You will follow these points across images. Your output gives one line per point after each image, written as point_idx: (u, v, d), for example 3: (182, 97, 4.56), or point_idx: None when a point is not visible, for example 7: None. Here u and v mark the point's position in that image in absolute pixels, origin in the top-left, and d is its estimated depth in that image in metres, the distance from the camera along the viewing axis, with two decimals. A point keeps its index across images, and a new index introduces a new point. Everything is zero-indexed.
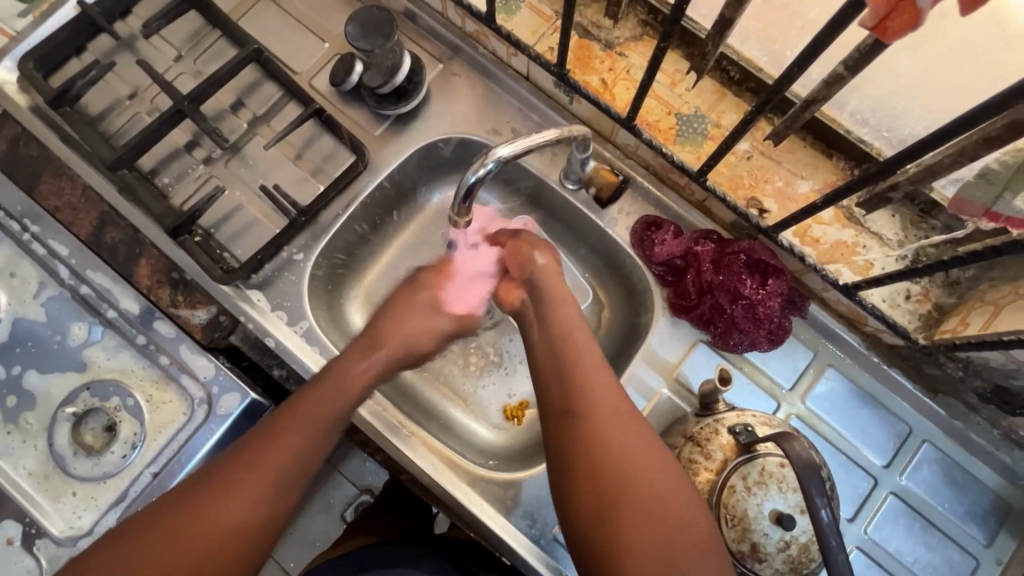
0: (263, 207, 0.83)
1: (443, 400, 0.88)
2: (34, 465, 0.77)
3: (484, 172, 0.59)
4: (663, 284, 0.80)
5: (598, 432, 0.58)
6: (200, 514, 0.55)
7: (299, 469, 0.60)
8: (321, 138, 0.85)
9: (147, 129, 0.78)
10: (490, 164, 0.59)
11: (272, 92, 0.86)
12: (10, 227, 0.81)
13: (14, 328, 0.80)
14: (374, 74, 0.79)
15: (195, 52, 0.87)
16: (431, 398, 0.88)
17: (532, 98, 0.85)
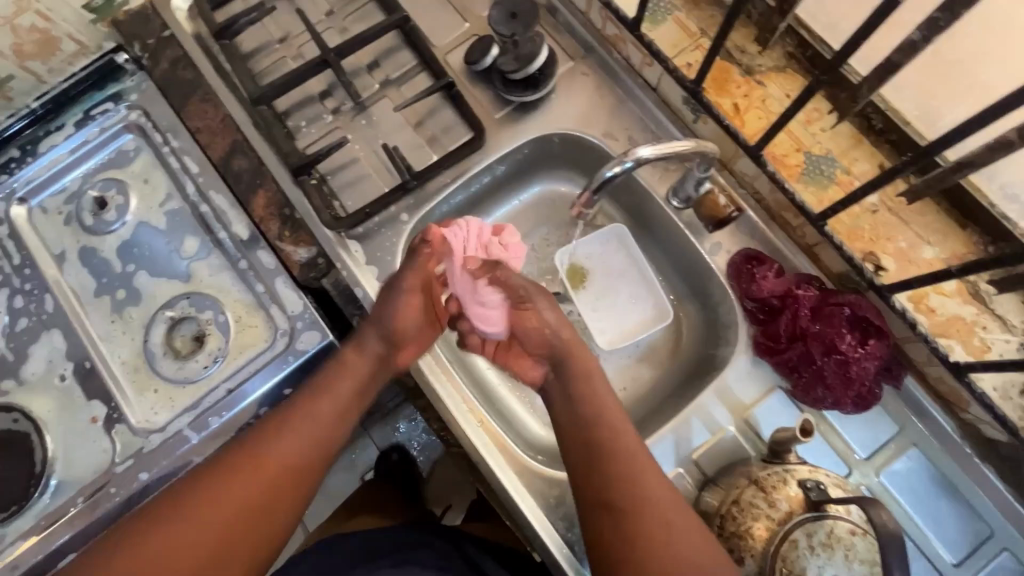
0: (378, 164, 0.87)
1: (497, 379, 0.90)
2: (127, 356, 0.83)
3: (621, 169, 0.68)
4: (753, 321, 0.77)
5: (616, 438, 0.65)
6: (270, 457, 0.63)
7: (346, 406, 0.68)
8: (443, 111, 0.87)
9: (293, 72, 0.83)
10: (628, 162, 0.67)
11: (407, 60, 0.89)
12: (154, 138, 0.89)
13: (136, 230, 0.88)
14: (509, 60, 0.82)
15: (346, 10, 0.92)
16: (489, 376, 0.90)
17: (657, 111, 0.85)
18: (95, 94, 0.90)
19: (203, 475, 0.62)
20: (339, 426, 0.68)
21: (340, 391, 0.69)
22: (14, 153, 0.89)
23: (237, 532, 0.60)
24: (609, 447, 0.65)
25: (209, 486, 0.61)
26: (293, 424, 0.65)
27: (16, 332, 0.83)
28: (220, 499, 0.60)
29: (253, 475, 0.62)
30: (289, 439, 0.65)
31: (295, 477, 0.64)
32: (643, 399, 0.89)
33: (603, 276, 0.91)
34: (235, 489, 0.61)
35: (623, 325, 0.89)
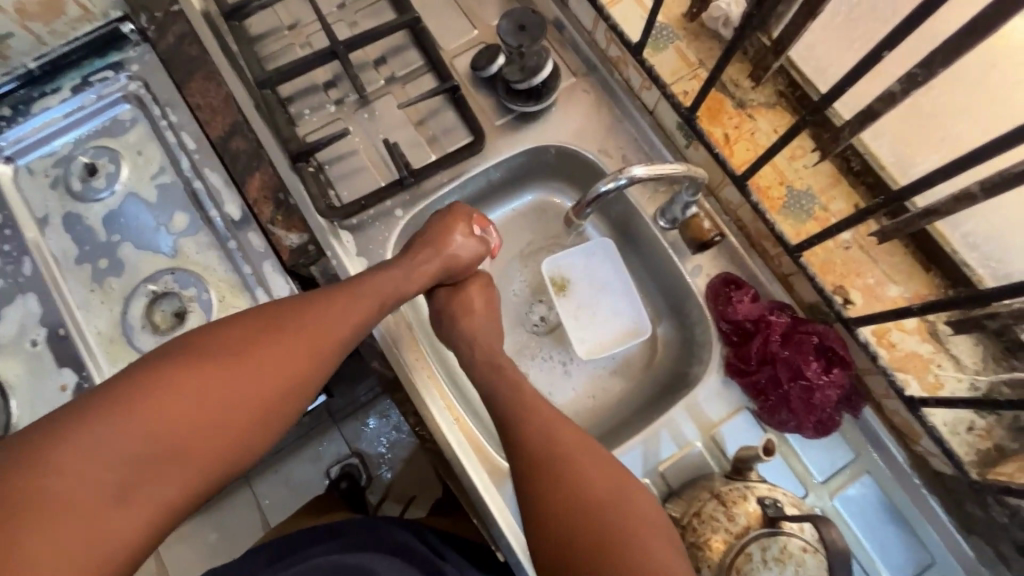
0: (376, 158, 0.88)
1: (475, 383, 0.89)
2: (104, 326, 0.82)
3: (615, 185, 0.70)
4: (726, 342, 0.80)
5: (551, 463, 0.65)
6: (246, 370, 0.60)
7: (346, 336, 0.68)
8: (445, 113, 0.89)
9: (300, 60, 0.84)
10: (622, 179, 0.70)
11: (414, 59, 0.91)
12: (153, 112, 0.89)
13: (125, 200, 0.87)
14: (514, 69, 0.84)
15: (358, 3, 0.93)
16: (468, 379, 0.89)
17: (651, 134, 0.88)
18: (96, 62, 0.89)
19: (166, 359, 0.58)
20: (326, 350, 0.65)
21: (339, 314, 0.68)
22: (5, 111, 0.87)
23: (210, 444, 0.57)
24: (579, 462, 0.64)
25: (176, 375, 0.57)
26: (273, 346, 0.62)
27: None
28: (185, 399, 0.56)
29: (240, 376, 0.59)
30: (264, 357, 0.61)
31: (268, 401, 0.60)
32: (615, 413, 0.92)
33: (586, 288, 0.93)
34: (234, 374, 0.59)
35: (601, 337, 0.91)
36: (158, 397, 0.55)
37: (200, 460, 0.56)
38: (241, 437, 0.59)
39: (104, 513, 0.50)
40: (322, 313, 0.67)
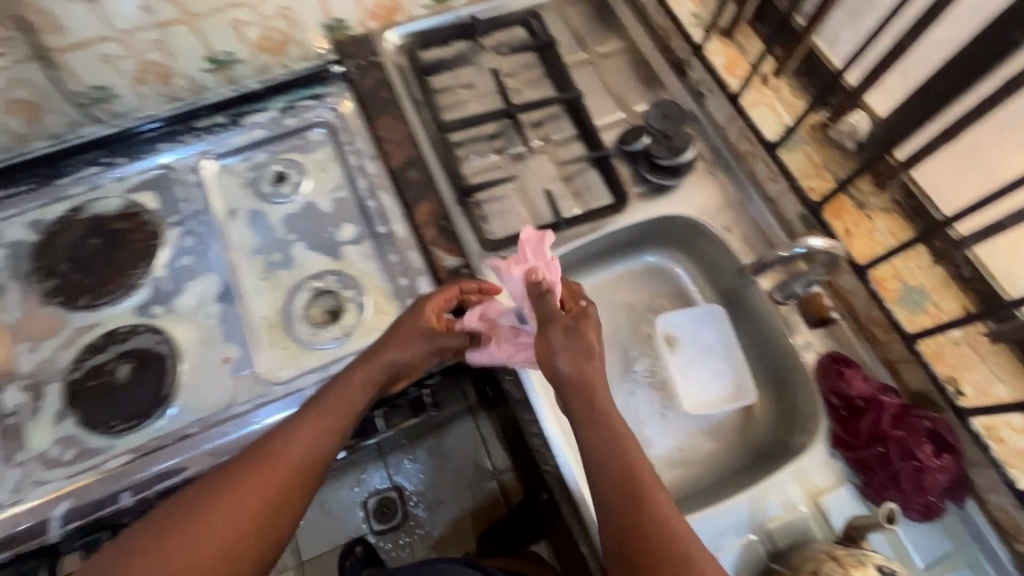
0: (526, 203, 1.00)
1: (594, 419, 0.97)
2: (268, 311, 0.92)
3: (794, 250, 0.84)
4: (835, 416, 0.85)
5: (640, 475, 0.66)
6: (270, 469, 0.65)
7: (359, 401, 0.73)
8: (590, 176, 1.02)
9: (482, 114, 0.99)
10: (800, 247, 0.84)
11: (567, 128, 1.06)
12: (341, 138, 1.04)
13: (304, 207, 1.00)
14: (661, 147, 0.98)
15: (524, 77, 1.10)
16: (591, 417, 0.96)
17: (771, 219, 0.99)
18: (302, 90, 1.06)
19: (200, 496, 0.63)
20: (343, 418, 0.71)
21: (351, 385, 0.74)
22: (221, 119, 1.03)
23: (263, 517, 0.63)
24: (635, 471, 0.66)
25: (205, 498, 0.63)
26: (306, 424, 0.69)
27: (179, 267, 0.93)
28: (230, 501, 0.63)
29: (264, 473, 0.65)
30: (274, 450, 0.67)
31: (305, 474, 0.67)
32: (704, 471, 0.96)
33: (692, 348, 1.00)
34: (256, 474, 0.65)
35: (705, 396, 0.97)
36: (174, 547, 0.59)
37: (241, 521, 0.62)
38: (290, 508, 0.65)
39: None
40: (338, 386, 0.73)
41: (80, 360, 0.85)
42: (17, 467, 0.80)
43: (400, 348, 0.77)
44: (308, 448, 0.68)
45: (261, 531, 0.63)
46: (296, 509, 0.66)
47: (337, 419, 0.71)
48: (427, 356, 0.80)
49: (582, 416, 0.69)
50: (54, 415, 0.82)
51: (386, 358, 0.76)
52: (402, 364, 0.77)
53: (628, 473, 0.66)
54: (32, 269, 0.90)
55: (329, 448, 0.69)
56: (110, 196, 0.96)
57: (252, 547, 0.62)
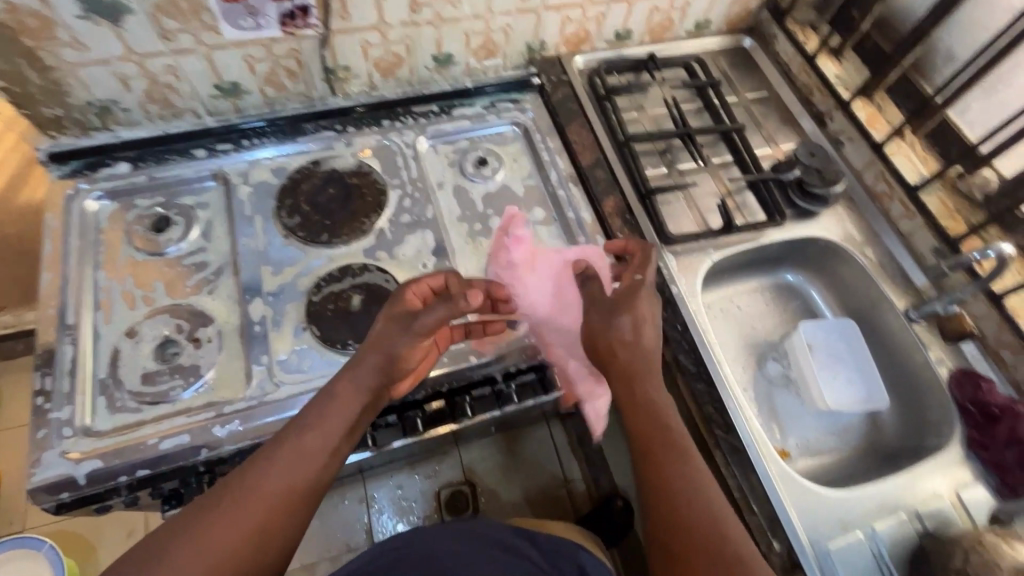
0: (692, 209, 1.14)
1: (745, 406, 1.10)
2: (472, 270, 1.05)
3: (985, 254, 0.93)
4: (970, 423, 0.97)
5: (663, 430, 0.77)
6: (273, 479, 0.69)
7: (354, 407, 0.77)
8: (745, 196, 1.18)
9: (663, 131, 1.16)
10: (993, 251, 0.93)
11: (724, 155, 1.23)
12: (534, 136, 1.20)
13: (500, 188, 1.15)
14: (815, 178, 1.14)
15: (687, 109, 1.29)
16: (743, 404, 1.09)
17: (904, 250, 1.14)
18: (503, 95, 1.24)
19: (202, 510, 0.67)
20: (339, 426, 0.75)
21: (350, 395, 0.77)
22: (434, 108, 1.20)
23: (270, 527, 0.67)
24: (666, 473, 0.74)
25: (195, 523, 0.65)
26: (303, 432, 0.73)
27: (399, 222, 1.07)
28: (228, 520, 0.65)
29: (270, 489, 0.68)
30: (293, 466, 0.71)
31: (308, 490, 0.71)
32: (831, 465, 1.08)
33: (827, 355, 1.12)
34: (265, 486, 0.69)
35: (838, 400, 1.09)
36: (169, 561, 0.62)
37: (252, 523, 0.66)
38: (290, 518, 0.69)
39: None
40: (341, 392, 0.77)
41: (319, 286, 0.97)
42: (261, 369, 0.90)
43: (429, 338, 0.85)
44: (311, 454, 0.72)
45: (271, 539, 0.68)
46: (291, 533, 0.69)
47: (334, 430, 0.75)
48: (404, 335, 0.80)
49: (640, 437, 0.78)
50: (294, 329, 0.94)
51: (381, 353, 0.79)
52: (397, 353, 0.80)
53: (660, 434, 0.77)
54: (277, 207, 1.04)
55: (326, 468, 0.73)
56: (342, 156, 1.12)
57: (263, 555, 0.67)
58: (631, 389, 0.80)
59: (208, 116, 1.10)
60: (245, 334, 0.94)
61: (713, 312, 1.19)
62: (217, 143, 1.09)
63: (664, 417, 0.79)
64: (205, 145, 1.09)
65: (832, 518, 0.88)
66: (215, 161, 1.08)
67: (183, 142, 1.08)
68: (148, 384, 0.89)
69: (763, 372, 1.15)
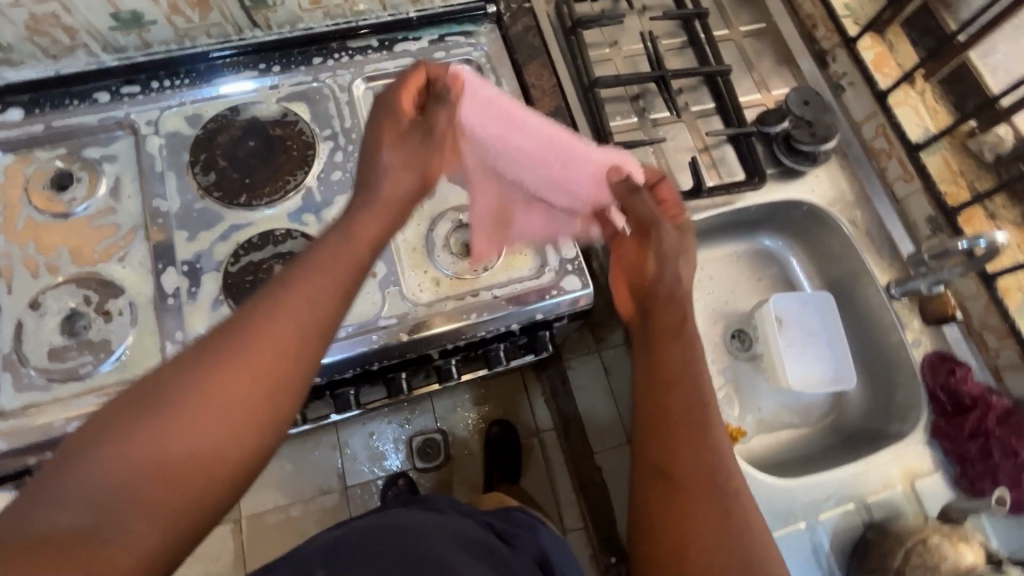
0: (661, 166, 1.02)
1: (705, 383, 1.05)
2: (410, 235, 0.95)
3: (974, 244, 0.82)
4: (938, 409, 0.91)
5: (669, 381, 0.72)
6: (240, 369, 0.53)
7: (332, 294, 0.60)
8: (725, 150, 1.04)
9: (635, 73, 1.01)
10: (983, 241, 0.82)
11: (706, 101, 1.08)
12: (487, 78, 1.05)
13: None
14: (803, 133, 1.01)
15: (667, 45, 1.12)
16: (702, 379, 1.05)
17: (895, 217, 1.02)
18: (453, 26, 1.06)
19: (149, 401, 0.51)
20: (319, 318, 0.59)
21: (330, 276, 0.61)
22: (373, 43, 1.04)
23: (233, 434, 0.52)
24: (674, 423, 0.69)
25: (150, 416, 0.49)
26: (276, 312, 0.57)
27: (330, 179, 0.95)
28: (186, 420, 0.50)
29: (241, 384, 0.53)
30: (288, 330, 0.56)
31: (278, 394, 0.55)
32: (791, 444, 1.03)
33: (796, 329, 1.05)
34: (234, 379, 0.53)
35: (806, 378, 1.02)
36: (109, 456, 0.47)
37: (278, 346, 0.55)
38: (254, 432, 0.53)
39: (143, 527, 0.46)
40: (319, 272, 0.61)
41: (238, 255, 0.88)
42: (176, 345, 0.84)
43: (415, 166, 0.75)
44: (285, 345, 0.56)
45: (233, 456, 0.51)
46: (231, 461, 0.51)
47: (314, 321, 0.58)
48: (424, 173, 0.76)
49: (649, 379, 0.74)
50: (211, 302, 0.86)
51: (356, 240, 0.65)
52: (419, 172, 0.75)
53: (665, 379, 0.73)
54: (190, 162, 0.93)
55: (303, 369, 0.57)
56: (265, 102, 0.98)
57: (219, 475, 0.51)
58: (668, 312, 0.79)
59: (108, 52, 0.96)
60: (159, 307, 0.86)
61: None
62: (121, 84, 0.96)
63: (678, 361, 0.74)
64: (108, 87, 0.95)
65: (779, 509, 0.85)
66: (120, 107, 0.96)
67: (83, 84, 0.95)
68: (55, 360, 0.83)
69: (732, 346, 1.08)
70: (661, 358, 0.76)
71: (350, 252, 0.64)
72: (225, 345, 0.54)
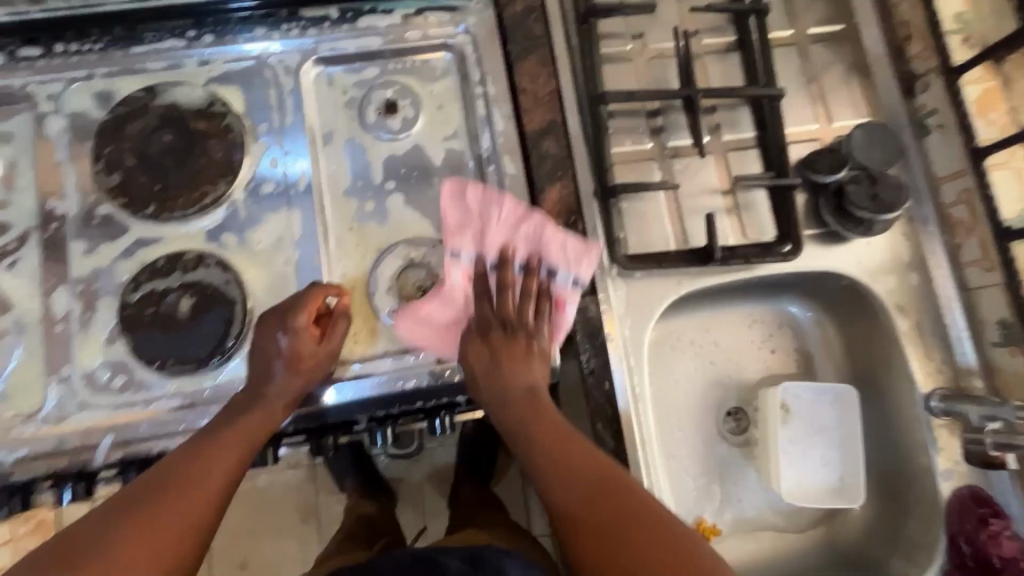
0: (672, 212, 0.82)
1: (685, 471, 0.90)
2: (350, 271, 0.79)
3: None
4: (957, 561, 0.77)
5: (553, 452, 0.69)
6: (190, 488, 0.63)
7: (270, 407, 0.71)
8: (756, 199, 0.83)
9: (655, 90, 0.78)
10: None
11: (744, 129, 0.85)
12: (469, 73, 0.83)
13: (411, 151, 0.82)
14: (860, 194, 0.79)
15: (708, 46, 0.87)
16: (682, 466, 0.90)
17: (959, 309, 0.82)
18: None
19: (113, 520, 0.60)
20: (257, 429, 0.69)
21: (270, 391, 0.71)
22: (333, 14, 0.83)
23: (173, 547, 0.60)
24: (576, 498, 0.66)
25: (98, 542, 0.58)
26: (226, 429, 0.68)
27: (260, 192, 0.79)
28: (131, 544, 0.58)
29: (181, 504, 0.62)
30: (243, 427, 0.69)
31: (211, 504, 0.64)
32: (772, 552, 0.89)
33: (807, 424, 0.87)
34: (180, 500, 0.62)
35: (804, 485, 0.86)
36: None
37: (237, 452, 0.67)
38: (193, 537, 0.62)
39: None
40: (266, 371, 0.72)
41: (139, 281, 0.74)
42: (62, 383, 0.72)
43: (286, 332, 0.71)
44: (224, 464, 0.66)
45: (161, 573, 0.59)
46: None
47: (253, 433, 0.69)
48: (282, 339, 0.71)
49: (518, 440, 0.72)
50: (105, 334, 0.74)
51: (269, 343, 0.72)
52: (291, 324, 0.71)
53: (545, 459, 0.69)
54: (92, 156, 0.76)
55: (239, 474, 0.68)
56: (190, 82, 0.80)
57: None
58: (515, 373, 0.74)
59: None
60: (46, 333, 0.74)
61: (674, 344, 0.92)
62: (19, 45, 0.78)
63: (546, 433, 0.71)
64: (3, 47, 0.78)
65: None
66: (16, 74, 0.79)
67: None
68: None
69: (723, 429, 0.92)
70: (536, 460, 0.70)
71: (280, 374, 0.71)
72: (176, 464, 0.65)
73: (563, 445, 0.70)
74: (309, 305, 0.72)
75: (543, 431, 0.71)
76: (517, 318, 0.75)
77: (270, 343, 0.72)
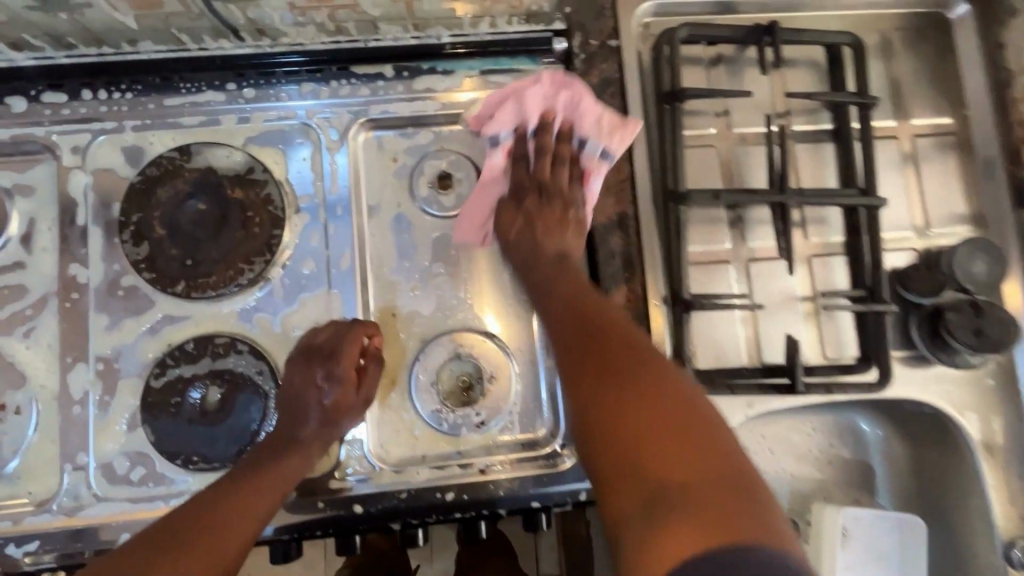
0: (747, 322, 0.75)
1: None
2: (390, 365, 0.73)
3: None
4: None
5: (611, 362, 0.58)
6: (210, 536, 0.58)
7: (302, 451, 0.66)
8: (839, 313, 0.76)
9: (746, 194, 0.70)
10: None
11: (829, 231, 0.77)
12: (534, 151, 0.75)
13: (464, 232, 0.75)
14: (962, 325, 0.71)
15: (800, 132, 0.79)
16: None
17: None
18: (503, 60, 0.75)
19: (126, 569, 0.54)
20: (288, 473, 0.64)
21: (302, 435, 0.66)
22: (388, 72, 0.75)
23: None
24: (627, 405, 0.54)
25: None
26: (255, 471, 0.63)
27: (298, 271, 0.72)
28: None
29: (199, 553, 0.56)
30: (275, 475, 0.64)
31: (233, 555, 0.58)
32: None
33: (866, 553, 0.79)
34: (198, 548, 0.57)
35: None
36: None
37: (265, 498, 0.62)
38: None
39: None
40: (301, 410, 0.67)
41: (164, 365, 0.68)
42: (77, 470, 0.67)
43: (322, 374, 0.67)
44: (250, 510, 0.61)
45: None
46: None
47: (282, 479, 0.64)
48: (318, 386, 0.67)
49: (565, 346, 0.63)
50: (125, 421, 0.68)
51: (308, 380, 0.67)
52: (326, 363, 0.67)
53: (598, 366, 0.58)
54: (120, 222, 0.70)
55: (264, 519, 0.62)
56: (228, 142, 0.73)
57: None
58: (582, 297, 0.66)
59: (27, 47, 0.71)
60: (63, 414, 0.69)
61: None
62: (44, 91, 0.72)
63: (605, 339, 0.61)
64: (27, 91, 0.71)
65: None
66: (40, 123, 0.72)
67: None
68: None
69: None
70: (575, 373, 0.60)
71: (313, 412, 0.67)
72: (199, 510, 0.60)
73: (629, 358, 0.58)
74: (344, 346, 0.68)
75: (598, 336, 0.61)
76: (551, 181, 0.74)
77: (310, 380, 0.67)
